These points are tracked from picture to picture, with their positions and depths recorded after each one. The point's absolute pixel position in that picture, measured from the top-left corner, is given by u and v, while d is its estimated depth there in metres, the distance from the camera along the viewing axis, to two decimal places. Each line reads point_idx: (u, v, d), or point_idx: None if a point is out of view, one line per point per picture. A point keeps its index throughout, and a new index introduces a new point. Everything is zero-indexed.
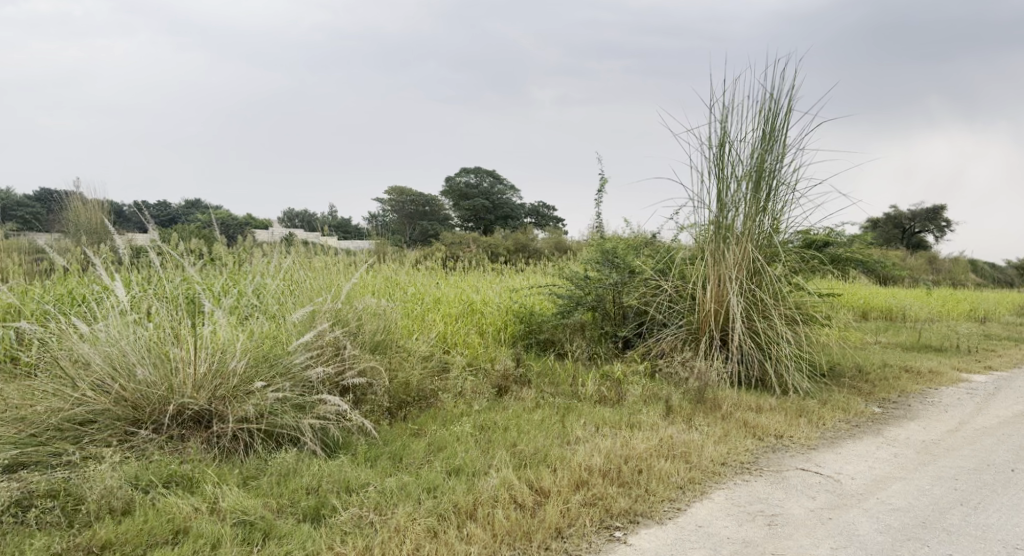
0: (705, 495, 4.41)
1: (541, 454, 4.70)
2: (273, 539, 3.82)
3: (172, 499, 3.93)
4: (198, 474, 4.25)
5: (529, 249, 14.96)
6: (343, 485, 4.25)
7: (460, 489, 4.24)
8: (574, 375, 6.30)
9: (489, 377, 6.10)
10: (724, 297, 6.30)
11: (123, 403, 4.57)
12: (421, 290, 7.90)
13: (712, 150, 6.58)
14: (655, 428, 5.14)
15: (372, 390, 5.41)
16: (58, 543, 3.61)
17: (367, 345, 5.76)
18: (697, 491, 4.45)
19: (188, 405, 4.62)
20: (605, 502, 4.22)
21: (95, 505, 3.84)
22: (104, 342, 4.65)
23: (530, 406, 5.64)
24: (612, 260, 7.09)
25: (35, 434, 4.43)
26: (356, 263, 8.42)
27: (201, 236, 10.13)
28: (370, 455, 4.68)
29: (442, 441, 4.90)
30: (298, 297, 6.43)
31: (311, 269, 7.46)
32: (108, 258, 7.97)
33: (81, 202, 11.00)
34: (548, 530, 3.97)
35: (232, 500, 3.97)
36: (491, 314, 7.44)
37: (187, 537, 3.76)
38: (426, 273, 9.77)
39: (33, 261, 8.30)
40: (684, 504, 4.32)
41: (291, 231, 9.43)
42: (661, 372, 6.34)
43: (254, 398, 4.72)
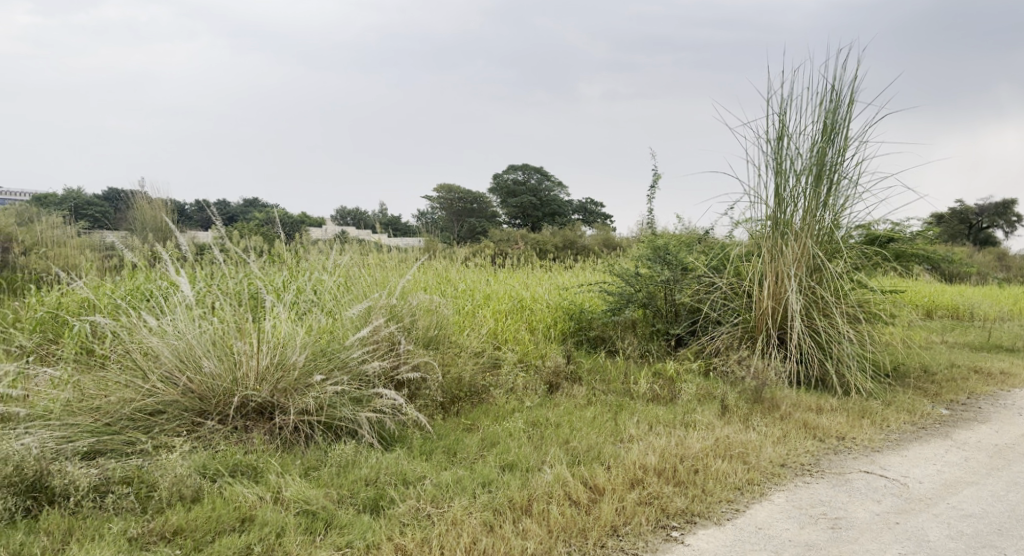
0: (765, 497, 4.36)
1: (595, 451, 4.70)
2: (334, 529, 3.89)
3: (238, 488, 4.03)
4: (263, 463, 4.36)
5: (578, 245, 14.92)
6: (400, 478, 4.31)
7: (515, 484, 4.27)
8: (626, 373, 6.27)
9: (540, 373, 6.10)
10: (781, 295, 6.19)
11: (191, 395, 4.70)
12: (472, 286, 7.96)
13: (770, 144, 6.47)
14: (711, 428, 5.09)
15: (426, 385, 5.48)
16: (133, 528, 3.70)
17: (420, 340, 5.83)
18: (756, 492, 4.39)
19: (251, 397, 4.73)
20: (661, 501, 4.19)
21: (167, 492, 3.93)
22: (172, 336, 4.80)
23: (583, 403, 5.64)
24: (664, 257, 7.05)
25: (110, 423, 4.57)
26: (409, 260, 8.52)
27: (258, 233, 10.35)
28: (425, 449, 4.73)
29: (495, 436, 4.93)
30: (353, 294, 6.53)
31: (367, 266, 7.57)
32: (174, 254, 8.20)
33: (146, 201, 11.35)
34: (603, 527, 3.97)
35: (295, 490, 4.06)
36: (541, 311, 7.46)
37: (254, 525, 3.84)
38: (477, 269, 9.84)
39: (103, 258, 8.60)
40: (742, 505, 4.28)
41: (344, 229, 9.59)
42: (716, 371, 6.26)
43: (314, 391, 4.83)
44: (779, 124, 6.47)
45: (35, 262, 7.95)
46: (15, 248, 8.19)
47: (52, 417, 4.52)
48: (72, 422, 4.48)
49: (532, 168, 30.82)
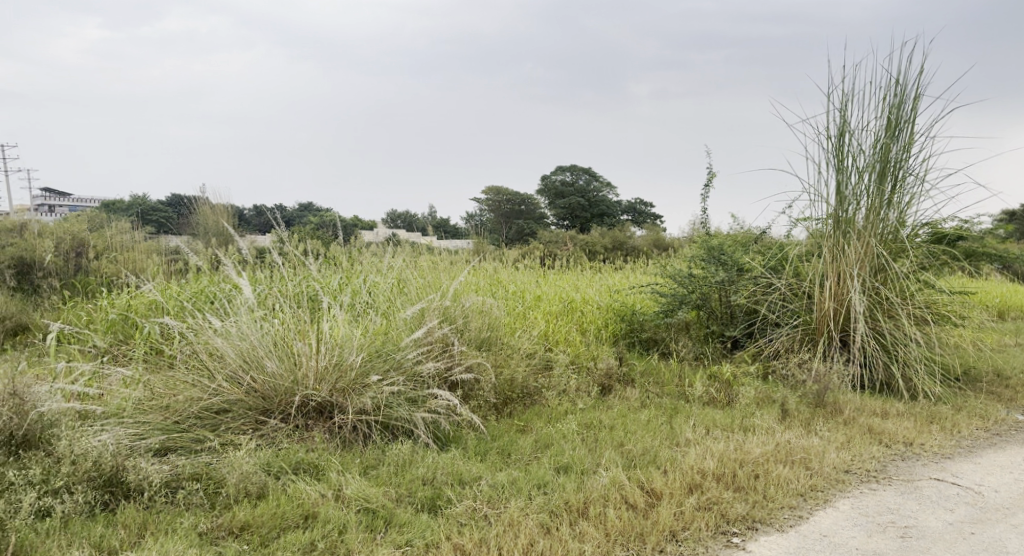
0: (829, 504, 4.28)
1: (651, 454, 4.67)
2: (394, 527, 3.94)
3: (301, 485, 4.11)
4: (324, 462, 4.44)
5: (628, 246, 14.81)
6: (456, 478, 4.35)
7: (571, 487, 4.26)
8: (680, 376, 6.22)
9: (592, 375, 6.09)
10: (844, 296, 6.06)
11: (254, 394, 4.82)
12: (522, 287, 7.98)
13: (830, 141, 6.35)
14: (771, 432, 5.01)
15: (479, 386, 5.51)
16: (203, 523, 3.77)
17: (473, 342, 5.87)
18: (819, 499, 4.31)
19: (311, 396, 4.83)
20: (721, 506, 4.14)
21: (234, 489, 4.03)
22: (236, 337, 4.93)
23: (636, 405, 5.60)
24: (718, 258, 6.96)
25: (179, 421, 4.70)
26: (460, 262, 8.58)
27: (313, 236, 10.54)
28: (480, 450, 4.76)
29: (548, 438, 4.93)
30: (407, 296, 6.60)
31: (419, 268, 7.66)
32: (236, 258, 8.42)
33: (209, 206, 11.67)
34: (662, 532, 3.94)
35: (355, 488, 4.13)
36: (592, 313, 7.43)
37: (316, 522, 3.91)
38: (527, 271, 9.87)
39: (169, 262, 8.87)
40: (805, 512, 4.20)
41: (395, 232, 9.71)
42: (775, 374, 6.17)
43: (371, 391, 4.90)
44: (840, 120, 6.34)
45: (105, 267, 8.23)
46: (88, 252, 8.49)
47: (125, 415, 4.69)
48: (143, 419, 4.63)
49: (580, 168, 30.58)
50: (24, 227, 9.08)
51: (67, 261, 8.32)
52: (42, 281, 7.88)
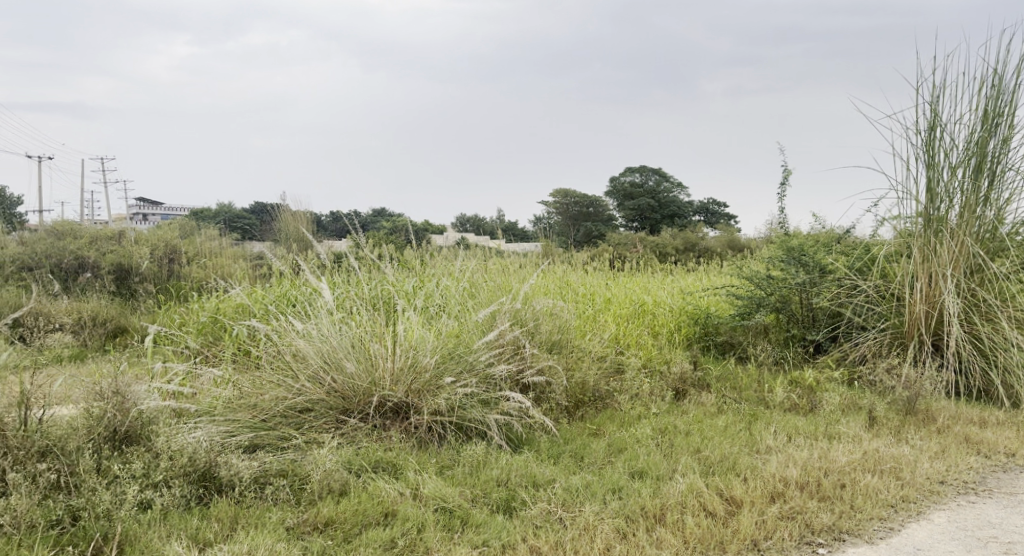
0: (922, 515, 4.16)
1: (729, 461, 4.61)
2: (471, 527, 3.99)
3: (381, 483, 4.21)
4: (402, 461, 4.54)
5: (700, 247, 14.60)
6: (530, 480, 4.39)
7: (647, 492, 4.23)
8: (759, 381, 6.12)
9: (666, 380, 6.06)
10: (935, 299, 5.88)
11: (335, 394, 4.97)
12: (593, 290, 7.99)
13: (919, 136, 6.17)
14: (858, 440, 4.89)
15: (550, 389, 5.55)
16: (290, 517, 3.90)
17: (544, 345, 5.90)
18: (912, 510, 4.20)
19: (388, 397, 4.95)
20: (806, 516, 4.06)
21: (318, 485, 4.16)
22: (317, 339, 5.10)
23: (713, 411, 5.54)
24: (798, 258, 6.80)
25: (266, 420, 4.88)
26: (531, 265, 8.64)
27: (388, 241, 10.75)
28: (553, 452, 4.79)
29: (622, 443, 4.92)
30: (478, 300, 6.67)
31: (488, 272, 7.75)
32: (316, 263, 8.68)
33: (289, 212, 12.06)
34: (743, 541, 3.86)
35: (432, 487, 4.21)
36: (663, 315, 7.38)
37: (396, 520, 3.99)
38: (596, 273, 9.86)
39: (253, 267, 9.22)
40: (897, 524, 4.09)
41: (464, 236, 9.86)
42: (862, 380, 6.03)
43: (444, 392, 4.99)
44: (931, 114, 6.16)
45: (195, 273, 8.60)
46: (179, 259, 8.92)
47: (216, 413, 4.89)
48: (233, 417, 4.82)
49: (651, 168, 30.08)
50: (122, 235, 9.57)
51: (161, 267, 8.75)
52: (138, 286, 8.28)
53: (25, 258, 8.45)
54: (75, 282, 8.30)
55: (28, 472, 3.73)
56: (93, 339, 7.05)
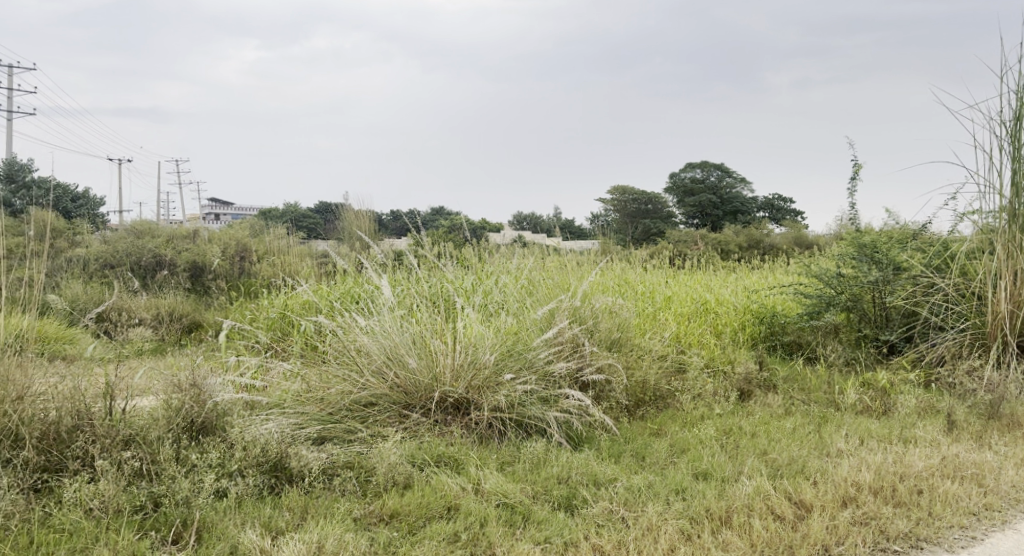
0: (1007, 526, 4.04)
1: (798, 464, 4.54)
2: (532, 523, 4.01)
3: (444, 478, 4.27)
4: (463, 456, 4.60)
5: (764, 245, 14.37)
6: (592, 478, 4.40)
7: (712, 494, 4.19)
8: (829, 382, 6.01)
9: (730, 380, 6.01)
10: (1021, 298, 5.70)
11: (397, 389, 5.07)
12: (653, 288, 7.95)
13: (1004, 127, 5.97)
14: (936, 445, 4.77)
15: (610, 388, 5.54)
16: (356, 508, 3.98)
17: (603, 343, 5.91)
18: (996, 519, 4.09)
19: (449, 393, 5.02)
20: (880, 522, 3.97)
21: (383, 478, 4.26)
22: (380, 335, 5.22)
23: (780, 413, 5.46)
24: (871, 256, 6.63)
25: (332, 413, 5.01)
26: (590, 263, 8.64)
27: (447, 239, 10.88)
28: (614, 451, 4.79)
29: (684, 443, 4.89)
30: (536, 298, 6.70)
31: (546, 270, 7.79)
32: (378, 261, 8.85)
33: (352, 212, 12.30)
34: (813, 545, 3.79)
35: (494, 483, 4.26)
36: (726, 314, 7.29)
37: (459, 514, 4.04)
38: (656, 271, 9.80)
39: (318, 265, 9.43)
40: (979, 533, 3.98)
41: (521, 235, 9.93)
42: (939, 383, 5.87)
43: (504, 389, 5.04)
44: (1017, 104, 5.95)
45: (264, 270, 8.86)
46: (250, 256, 9.24)
47: (286, 406, 5.06)
48: (301, 410, 4.98)
49: (712, 163, 29.56)
50: (196, 235, 9.91)
51: (232, 265, 9.05)
52: (211, 283, 8.58)
53: (106, 256, 8.82)
54: (153, 279, 8.64)
55: (115, 458, 3.90)
56: (171, 333, 7.30)
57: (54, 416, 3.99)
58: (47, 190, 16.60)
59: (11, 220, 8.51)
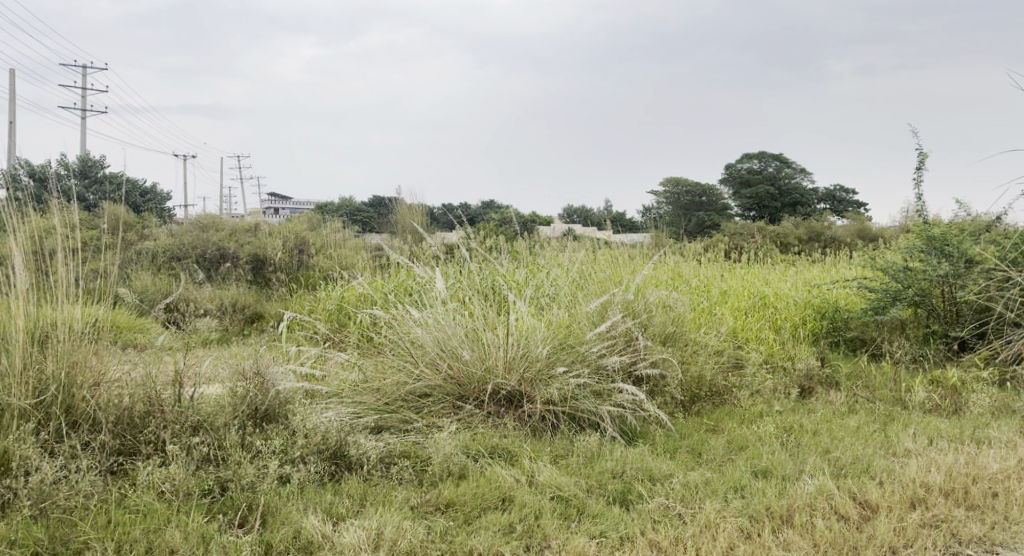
0: None
1: (863, 463, 4.44)
2: (588, 517, 4.01)
3: (498, 469, 4.29)
4: (517, 448, 4.61)
5: (825, 237, 14.06)
6: (647, 474, 4.37)
7: (772, 492, 4.12)
8: (895, 380, 5.85)
9: (791, 376, 5.91)
10: None
11: (451, 380, 5.11)
12: (708, 282, 7.85)
13: None
14: (1011, 446, 4.62)
15: (665, 382, 5.50)
16: (413, 497, 4.04)
17: (657, 337, 5.85)
18: None
19: (502, 385, 5.04)
20: (951, 525, 3.87)
21: (439, 468, 4.31)
22: (434, 327, 5.29)
23: (843, 410, 5.36)
24: (941, 249, 6.45)
25: (388, 403, 5.08)
26: (643, 257, 8.58)
27: (499, 231, 10.91)
28: (669, 447, 4.76)
29: (742, 440, 4.83)
30: (588, 291, 6.68)
31: (598, 263, 7.77)
32: (431, 255, 8.92)
33: (405, 205, 12.44)
34: (879, 547, 3.71)
35: (548, 475, 4.27)
36: (785, 308, 7.17)
37: (513, 505, 4.06)
38: (711, 264, 9.69)
39: (374, 258, 9.56)
40: None
41: (572, 228, 9.95)
42: (1015, 381, 5.69)
43: (557, 382, 5.05)
44: None
45: (322, 263, 9.02)
46: (308, 250, 9.43)
47: (344, 395, 5.15)
48: (359, 399, 5.06)
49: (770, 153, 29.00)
50: (257, 228, 10.15)
51: (292, 257, 9.25)
52: (271, 275, 8.79)
53: (173, 248, 9.08)
54: (217, 271, 8.89)
55: (184, 443, 4.03)
56: (234, 324, 7.49)
57: (128, 402, 4.15)
58: (118, 186, 17.21)
59: (83, 213, 8.82)
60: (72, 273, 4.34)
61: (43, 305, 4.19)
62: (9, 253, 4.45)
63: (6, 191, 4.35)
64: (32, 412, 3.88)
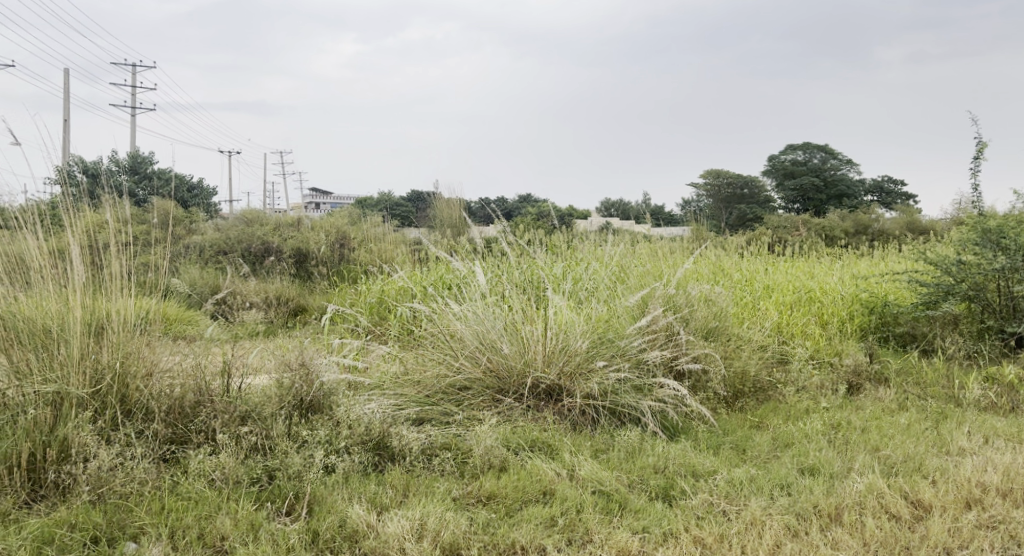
0: None
1: (915, 462, 4.35)
2: (629, 512, 3.99)
3: (539, 463, 4.28)
4: (557, 442, 4.60)
5: (873, 230, 13.79)
6: (690, 470, 4.33)
7: (820, 490, 4.06)
8: (947, 376, 5.71)
9: (839, 372, 5.82)
10: None
11: (491, 373, 5.12)
12: (751, 276, 7.75)
13: None
14: None
15: (707, 378, 5.44)
16: (455, 489, 4.05)
17: (699, 332, 5.78)
18: None
19: (542, 378, 5.04)
20: (1009, 526, 3.77)
21: (479, 460, 4.32)
22: (473, 321, 5.30)
23: (893, 407, 5.25)
24: (997, 242, 6.28)
25: (429, 395, 5.11)
26: (684, 251, 8.50)
27: (538, 225, 10.89)
28: (712, 443, 4.71)
29: (788, 437, 4.76)
30: (628, 285, 6.64)
31: (638, 256, 7.72)
32: (470, 249, 8.94)
33: (445, 199, 12.49)
34: (932, 548, 3.64)
35: (589, 470, 4.25)
36: (832, 303, 7.04)
37: (554, 499, 4.05)
38: (754, 257, 9.56)
39: (413, 252, 9.61)
40: None
41: (610, 222, 9.89)
42: None
43: (596, 376, 5.03)
44: None
45: (363, 256, 9.09)
46: (349, 244, 9.52)
47: (386, 387, 5.19)
48: (400, 392, 5.10)
49: (815, 143, 28.52)
50: (300, 223, 10.28)
51: (333, 251, 9.34)
52: (314, 268, 8.90)
53: (219, 243, 9.25)
54: (262, 265, 9.03)
55: (233, 432, 4.11)
56: (278, 317, 7.60)
57: (179, 392, 4.24)
58: (167, 182, 17.62)
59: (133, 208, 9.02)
60: (125, 266, 4.44)
61: (98, 297, 4.27)
62: (66, 247, 4.57)
63: (62, 186, 4.47)
64: (89, 401, 3.96)
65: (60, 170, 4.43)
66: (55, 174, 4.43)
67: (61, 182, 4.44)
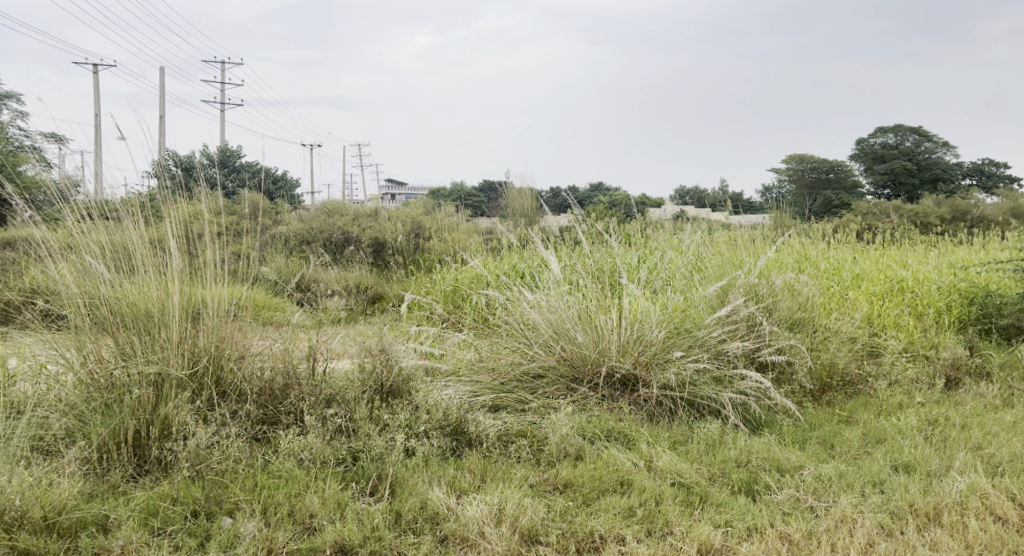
0: None
1: (1021, 462, 4.13)
2: (711, 505, 3.90)
3: (616, 452, 4.23)
4: (634, 432, 4.54)
5: (971, 216, 13.13)
6: (774, 464, 4.21)
7: (915, 489, 3.89)
8: None
9: (935, 365, 5.57)
10: None
11: (566, 362, 5.09)
12: (838, 265, 7.49)
13: None
14: None
15: (792, 370, 5.27)
16: (531, 476, 4.04)
17: (784, 323, 5.61)
18: None
19: (617, 368, 4.97)
20: None
21: (555, 448, 4.30)
22: (547, 309, 5.27)
23: (995, 404, 4.99)
24: None
25: (504, 382, 5.11)
26: (765, 240, 8.27)
27: (611, 213, 10.78)
28: (797, 437, 4.57)
29: (880, 433, 4.58)
30: (705, 274, 6.49)
31: (717, 245, 7.55)
32: (547, 236, 8.91)
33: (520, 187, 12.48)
34: None
35: (667, 461, 4.17)
36: (927, 293, 6.74)
37: (632, 489, 3.99)
38: (842, 246, 9.22)
39: (487, 241, 9.64)
40: None
41: (685, 209, 9.71)
42: None
43: (673, 367, 4.93)
44: None
45: (439, 245, 9.17)
46: (424, 233, 9.63)
47: (462, 373, 5.21)
48: (476, 378, 5.11)
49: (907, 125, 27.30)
50: (377, 213, 10.44)
51: (409, 241, 9.46)
52: (391, 257, 9.02)
53: (302, 233, 9.47)
54: (342, 254, 9.20)
55: (319, 415, 4.20)
56: (358, 303, 7.74)
57: (268, 375, 4.36)
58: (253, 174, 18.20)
59: None
60: (217, 254, 4.56)
61: (194, 283, 4.40)
62: (162, 235, 4.73)
63: (159, 179, 4.64)
64: (187, 382, 4.09)
65: (158, 163, 4.60)
66: (153, 167, 4.59)
67: (158, 174, 4.61)
